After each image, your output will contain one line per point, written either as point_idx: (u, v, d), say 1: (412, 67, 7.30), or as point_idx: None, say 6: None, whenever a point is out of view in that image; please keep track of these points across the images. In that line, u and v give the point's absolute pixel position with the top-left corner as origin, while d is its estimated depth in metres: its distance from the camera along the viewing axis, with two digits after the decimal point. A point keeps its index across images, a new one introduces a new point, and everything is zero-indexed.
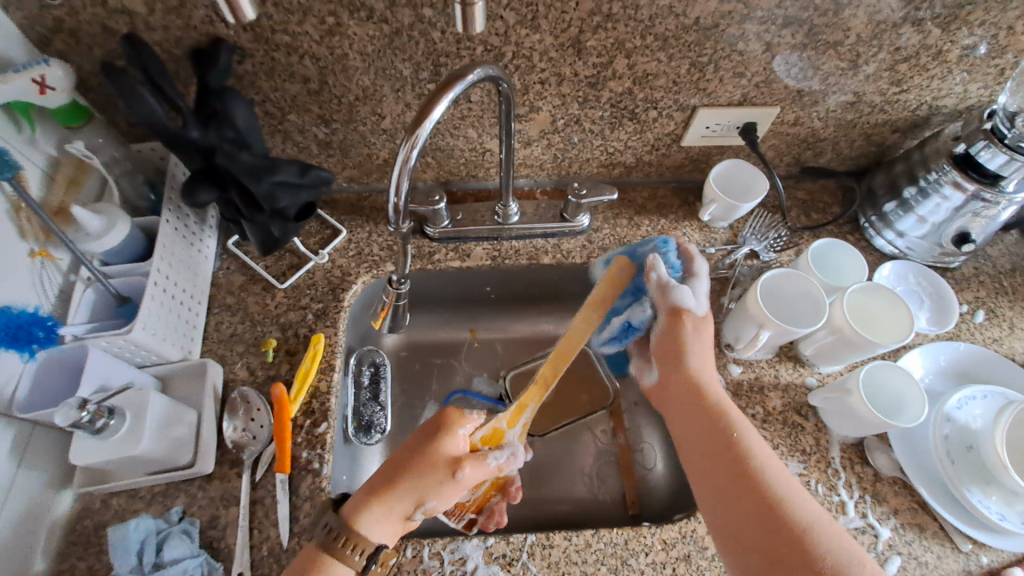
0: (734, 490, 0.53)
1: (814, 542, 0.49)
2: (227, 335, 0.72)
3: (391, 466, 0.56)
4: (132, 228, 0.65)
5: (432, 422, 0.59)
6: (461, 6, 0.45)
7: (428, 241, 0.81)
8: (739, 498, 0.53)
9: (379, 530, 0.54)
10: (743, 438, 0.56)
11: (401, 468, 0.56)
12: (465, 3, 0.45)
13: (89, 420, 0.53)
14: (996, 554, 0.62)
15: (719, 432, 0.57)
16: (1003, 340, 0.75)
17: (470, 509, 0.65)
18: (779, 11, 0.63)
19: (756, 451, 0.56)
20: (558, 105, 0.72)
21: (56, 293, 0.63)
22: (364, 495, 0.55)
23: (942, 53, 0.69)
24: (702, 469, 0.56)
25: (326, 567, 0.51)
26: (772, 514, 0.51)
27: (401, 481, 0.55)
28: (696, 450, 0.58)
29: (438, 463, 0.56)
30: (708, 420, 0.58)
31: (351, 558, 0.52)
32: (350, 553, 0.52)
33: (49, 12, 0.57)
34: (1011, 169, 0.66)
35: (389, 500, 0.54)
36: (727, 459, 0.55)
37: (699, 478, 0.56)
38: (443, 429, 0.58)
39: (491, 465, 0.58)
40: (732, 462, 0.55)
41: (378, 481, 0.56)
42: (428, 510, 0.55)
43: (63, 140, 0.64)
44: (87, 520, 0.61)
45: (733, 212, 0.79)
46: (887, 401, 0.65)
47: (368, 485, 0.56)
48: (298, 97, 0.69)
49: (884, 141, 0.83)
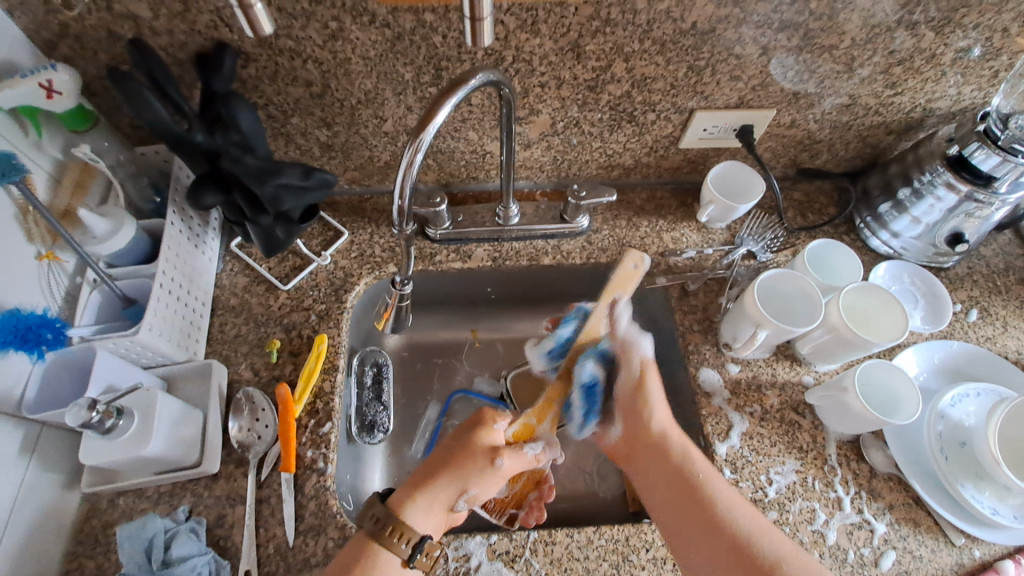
0: (706, 537, 0.55)
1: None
2: (231, 336, 0.73)
3: (434, 462, 0.61)
4: (137, 231, 0.66)
5: (468, 423, 0.64)
6: (473, 20, 0.46)
7: (429, 243, 0.81)
8: (717, 545, 0.55)
9: (425, 519, 0.56)
10: (707, 481, 0.59)
11: (443, 464, 0.60)
12: (477, 16, 0.45)
13: (99, 420, 0.54)
14: (989, 548, 0.63)
15: (681, 476, 0.60)
16: (996, 339, 0.77)
17: (511, 504, 0.69)
18: (775, 16, 0.64)
19: (721, 493, 0.58)
20: (558, 108, 0.73)
21: (62, 295, 0.64)
22: (408, 487, 0.58)
23: (935, 57, 0.70)
24: (673, 519, 0.58)
25: (375, 555, 0.53)
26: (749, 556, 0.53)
27: (443, 474, 0.59)
28: (668, 501, 0.59)
29: (475, 455, 0.60)
30: (675, 471, 0.60)
31: (395, 544, 0.53)
32: (396, 541, 0.53)
33: (54, 17, 0.58)
34: (1004, 171, 0.67)
35: (433, 491, 0.58)
36: (692, 502, 0.58)
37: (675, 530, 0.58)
38: (482, 422, 0.64)
39: (528, 455, 0.64)
40: (700, 507, 0.57)
41: (422, 474, 0.60)
42: (472, 499, 0.59)
43: (68, 144, 0.65)
44: (95, 520, 0.62)
45: (730, 213, 0.80)
46: (882, 399, 0.66)
47: (411, 478, 0.60)
48: (301, 101, 0.70)
49: (878, 143, 0.84)
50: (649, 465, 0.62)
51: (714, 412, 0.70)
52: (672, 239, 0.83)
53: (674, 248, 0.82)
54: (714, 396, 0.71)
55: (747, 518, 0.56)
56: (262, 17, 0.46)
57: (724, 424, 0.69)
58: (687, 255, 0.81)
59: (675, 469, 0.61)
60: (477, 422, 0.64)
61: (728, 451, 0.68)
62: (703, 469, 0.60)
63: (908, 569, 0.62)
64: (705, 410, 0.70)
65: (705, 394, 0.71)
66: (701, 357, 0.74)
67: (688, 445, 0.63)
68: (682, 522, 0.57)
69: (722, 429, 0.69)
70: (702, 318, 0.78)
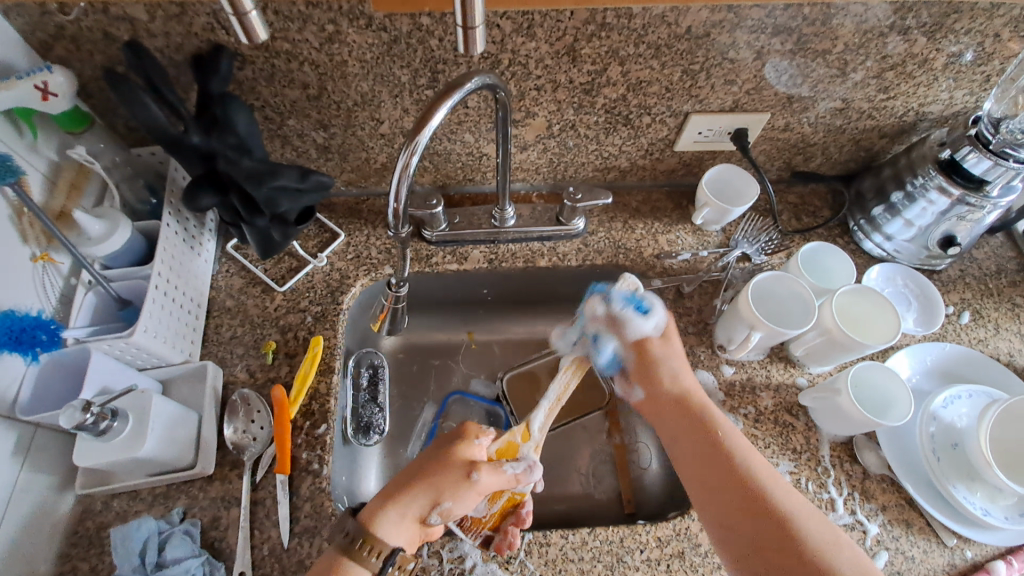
0: (729, 494, 0.56)
1: (808, 537, 0.53)
2: (227, 337, 0.73)
3: (407, 475, 0.59)
4: (133, 232, 0.66)
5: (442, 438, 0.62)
6: (465, 28, 0.46)
7: (425, 245, 0.82)
8: (739, 501, 0.56)
9: (397, 531, 0.55)
10: (728, 436, 0.60)
11: (415, 477, 0.58)
12: (469, 26, 0.46)
13: (93, 422, 0.54)
14: (981, 548, 0.64)
15: (705, 432, 0.61)
16: (988, 341, 0.77)
17: (488, 525, 0.63)
18: (769, 20, 0.64)
19: (743, 450, 0.59)
20: (554, 111, 0.74)
21: (57, 297, 0.63)
22: (382, 498, 0.57)
23: (928, 61, 0.71)
24: (700, 469, 0.59)
25: (345, 570, 0.53)
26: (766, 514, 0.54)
27: (417, 484, 0.57)
28: (694, 460, 0.60)
29: (451, 466, 0.58)
30: (699, 426, 0.62)
31: (363, 558, 0.53)
32: (366, 554, 0.53)
33: (50, 19, 0.58)
34: (995, 174, 0.68)
35: (403, 502, 0.56)
36: (716, 456, 0.59)
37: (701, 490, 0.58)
38: (461, 436, 0.61)
39: (507, 473, 0.60)
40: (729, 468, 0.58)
41: (396, 486, 0.58)
42: (441, 512, 0.56)
43: (64, 145, 0.65)
44: (89, 522, 0.62)
45: (725, 216, 0.80)
46: (874, 401, 0.67)
47: (386, 488, 0.58)
48: (297, 103, 0.70)
49: (872, 147, 0.85)
50: (666, 409, 0.66)
51: None
52: (668, 241, 0.83)
53: (670, 250, 0.82)
54: (708, 398, 0.72)
55: (767, 475, 0.58)
56: (256, 24, 0.46)
57: None
58: (682, 257, 0.82)
59: (693, 420, 0.63)
60: (453, 436, 0.61)
61: None
62: (725, 426, 0.61)
63: (901, 570, 0.63)
64: None
65: None
66: (695, 359, 0.75)
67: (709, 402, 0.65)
68: (709, 482, 0.58)
69: None
70: (697, 320, 0.78)
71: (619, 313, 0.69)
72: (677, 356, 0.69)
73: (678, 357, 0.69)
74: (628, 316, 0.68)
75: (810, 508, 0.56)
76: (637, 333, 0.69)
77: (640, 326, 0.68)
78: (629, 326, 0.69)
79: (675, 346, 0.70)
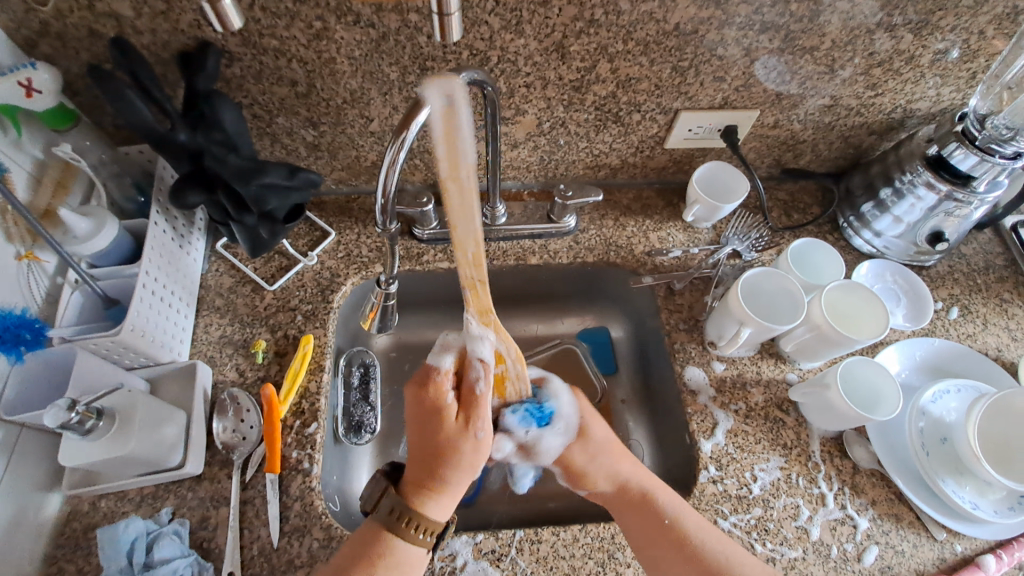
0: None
1: None
2: (216, 337, 0.72)
3: (414, 463, 0.57)
4: (120, 231, 0.65)
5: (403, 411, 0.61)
6: (440, 14, 0.46)
7: (416, 243, 0.82)
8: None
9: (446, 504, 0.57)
10: (681, 522, 0.59)
11: (428, 460, 0.57)
12: (444, 11, 0.46)
13: (78, 421, 0.53)
14: (970, 542, 0.64)
15: (659, 525, 0.59)
16: (976, 336, 0.78)
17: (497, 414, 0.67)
18: (757, 17, 0.65)
19: (697, 529, 0.59)
20: (544, 108, 0.74)
21: (43, 296, 0.63)
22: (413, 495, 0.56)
23: (914, 58, 0.72)
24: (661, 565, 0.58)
25: (394, 545, 0.53)
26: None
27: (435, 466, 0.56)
28: (638, 535, 0.60)
29: (445, 423, 0.57)
30: (652, 518, 0.59)
31: (419, 536, 0.53)
32: (414, 531, 0.53)
33: (35, 15, 0.58)
34: (982, 170, 0.69)
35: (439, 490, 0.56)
36: (672, 548, 0.58)
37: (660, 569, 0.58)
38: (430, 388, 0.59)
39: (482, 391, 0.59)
40: (678, 542, 0.58)
41: (415, 476, 0.56)
42: (473, 467, 0.58)
43: (49, 143, 0.64)
44: (76, 523, 0.61)
45: (715, 213, 0.80)
46: (863, 395, 0.67)
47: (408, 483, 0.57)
48: (286, 101, 0.70)
49: (861, 144, 0.85)
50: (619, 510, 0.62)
51: (699, 409, 0.71)
52: (658, 239, 0.84)
53: (661, 247, 0.83)
54: (699, 394, 0.72)
55: (720, 548, 0.58)
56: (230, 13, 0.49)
57: (709, 421, 0.70)
58: (673, 254, 0.82)
59: (643, 511, 0.60)
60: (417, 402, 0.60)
61: (713, 449, 0.68)
62: (675, 511, 0.60)
63: (891, 563, 0.63)
64: (691, 408, 0.71)
65: (690, 392, 0.72)
66: (686, 356, 0.75)
67: (653, 480, 0.63)
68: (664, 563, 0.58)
69: (708, 426, 0.69)
70: (688, 316, 0.78)
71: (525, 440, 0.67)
72: (604, 443, 0.66)
73: (604, 444, 0.66)
74: (534, 437, 0.66)
75: (754, 563, 0.57)
76: (551, 454, 0.67)
77: (547, 446, 0.66)
78: (557, 430, 0.66)
79: (597, 428, 0.67)
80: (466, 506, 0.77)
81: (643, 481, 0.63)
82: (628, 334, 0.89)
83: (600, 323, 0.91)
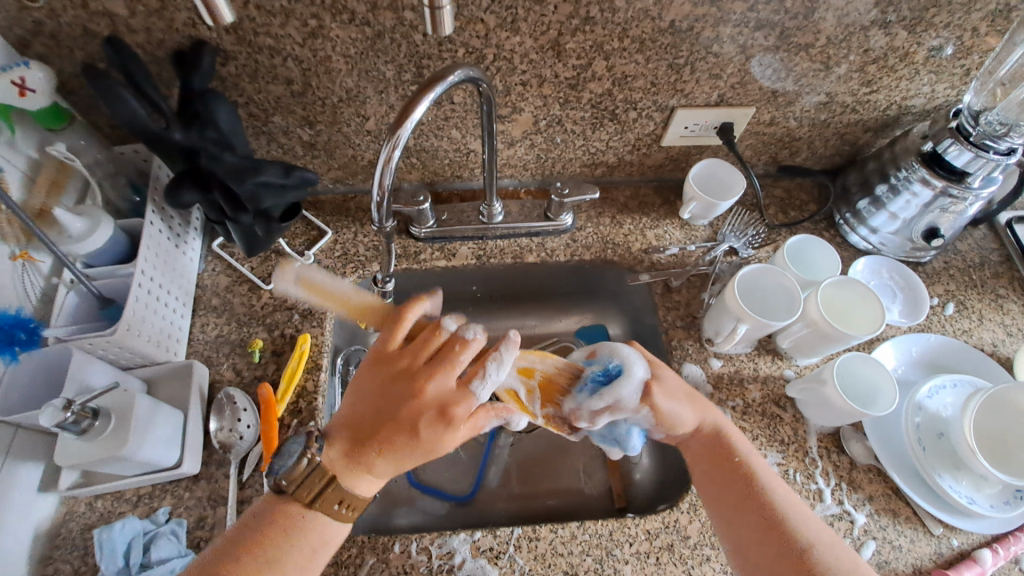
0: (749, 518, 0.55)
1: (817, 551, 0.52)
2: (213, 336, 0.72)
3: (374, 415, 0.52)
4: (115, 230, 0.65)
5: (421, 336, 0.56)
6: (431, 9, 0.46)
7: (413, 242, 0.81)
8: (761, 525, 0.54)
9: (375, 485, 0.54)
10: (750, 464, 0.58)
11: (395, 417, 0.52)
12: (435, 5, 0.46)
13: (73, 421, 0.53)
14: (966, 536, 0.64)
15: (730, 464, 0.58)
16: (972, 331, 0.78)
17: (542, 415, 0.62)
18: (752, 15, 0.65)
19: (765, 475, 0.58)
20: (540, 106, 0.74)
21: (39, 296, 0.63)
22: (347, 460, 0.52)
23: (909, 55, 0.72)
24: (721, 503, 0.57)
25: (315, 524, 0.51)
26: (782, 537, 0.53)
27: (399, 433, 0.51)
28: (706, 475, 0.59)
29: (447, 436, 0.52)
30: (724, 459, 0.59)
31: (339, 513, 0.52)
32: (338, 510, 0.52)
33: (28, 14, 0.57)
34: (976, 166, 0.69)
35: (378, 465, 0.52)
36: (734, 487, 0.57)
37: (726, 517, 0.57)
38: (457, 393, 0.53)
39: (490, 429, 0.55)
40: (744, 486, 0.57)
41: (370, 431, 0.52)
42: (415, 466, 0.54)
43: (44, 143, 0.65)
44: (73, 524, 0.61)
45: (712, 211, 0.80)
46: (861, 391, 0.67)
47: (347, 446, 0.52)
48: (282, 99, 0.70)
49: (856, 141, 0.85)
50: (693, 453, 0.61)
51: None
52: (655, 236, 0.84)
53: (658, 245, 0.83)
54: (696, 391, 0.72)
55: (786, 498, 0.56)
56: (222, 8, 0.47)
57: None
58: (670, 251, 0.82)
59: (716, 451, 0.60)
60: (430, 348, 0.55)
61: None
62: (747, 455, 0.59)
63: (888, 559, 0.63)
64: None
65: None
66: (683, 353, 0.75)
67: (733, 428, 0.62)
68: (728, 507, 0.57)
69: None
70: (685, 313, 0.78)
71: (604, 400, 0.58)
72: (680, 389, 0.60)
73: (685, 388, 0.61)
74: (613, 393, 0.57)
75: (822, 525, 0.55)
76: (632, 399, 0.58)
77: (628, 390, 0.57)
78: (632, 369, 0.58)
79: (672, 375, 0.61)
80: (465, 504, 0.77)
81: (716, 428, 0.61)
82: (625, 332, 0.89)
83: (597, 321, 0.91)
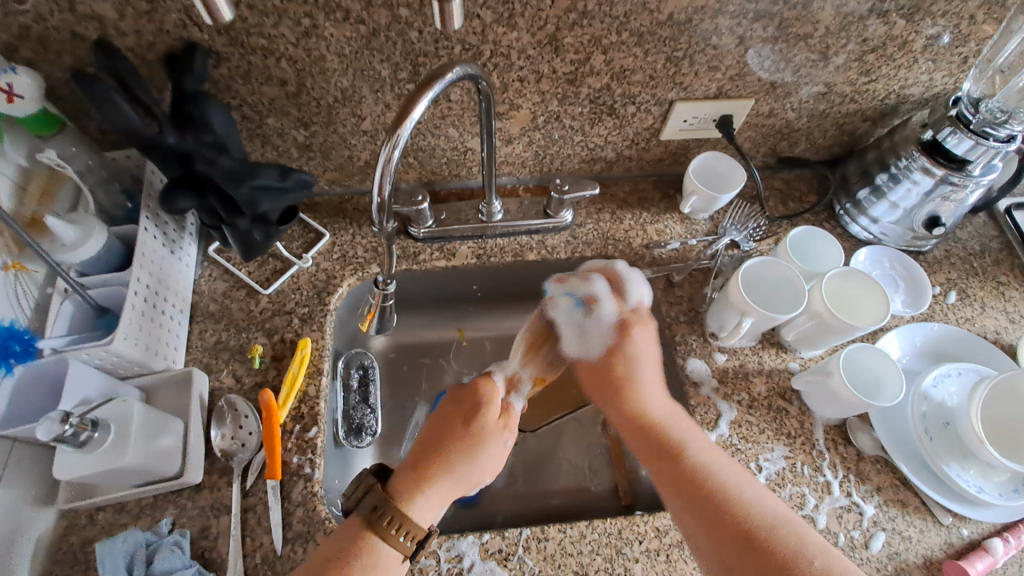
0: (696, 501, 0.55)
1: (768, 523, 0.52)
2: (211, 343, 0.71)
3: (427, 433, 0.60)
4: (109, 238, 0.64)
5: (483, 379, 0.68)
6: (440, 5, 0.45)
7: (412, 242, 0.81)
8: (709, 512, 0.54)
9: (430, 510, 0.55)
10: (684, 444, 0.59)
11: (442, 427, 0.60)
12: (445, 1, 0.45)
13: (72, 434, 0.52)
14: (975, 526, 0.64)
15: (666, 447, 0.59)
16: (975, 319, 0.78)
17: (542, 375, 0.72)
18: (750, 6, 0.64)
19: (704, 455, 0.58)
20: (538, 102, 0.73)
21: (32, 307, 0.62)
22: (409, 480, 0.55)
23: (907, 44, 0.71)
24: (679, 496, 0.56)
25: (371, 549, 0.51)
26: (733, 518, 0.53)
27: (455, 435, 0.59)
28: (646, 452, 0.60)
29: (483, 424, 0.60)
30: (664, 444, 0.60)
31: (396, 540, 0.51)
32: (396, 536, 0.51)
33: (14, 19, 0.56)
34: (976, 154, 0.69)
35: (446, 477, 0.56)
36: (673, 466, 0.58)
37: (694, 526, 0.54)
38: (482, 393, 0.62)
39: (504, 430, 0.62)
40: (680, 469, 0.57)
41: (429, 441, 0.59)
42: (473, 480, 0.58)
43: (34, 149, 0.63)
44: (74, 537, 0.60)
45: (712, 204, 0.80)
46: (867, 382, 0.67)
47: (409, 465, 0.57)
48: (276, 101, 0.69)
49: (855, 131, 0.85)
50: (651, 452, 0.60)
51: (703, 401, 0.70)
52: (656, 231, 0.83)
53: (658, 240, 0.82)
54: (702, 386, 0.71)
55: (730, 475, 0.57)
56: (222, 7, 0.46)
57: (713, 412, 0.70)
58: (671, 246, 0.82)
59: (655, 440, 0.60)
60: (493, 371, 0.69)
61: (718, 440, 0.68)
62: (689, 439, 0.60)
63: (898, 550, 0.63)
64: (694, 400, 0.70)
65: (693, 384, 0.71)
66: (688, 348, 0.74)
67: (669, 416, 0.62)
68: (674, 493, 0.56)
69: (711, 418, 0.69)
70: (688, 308, 0.78)
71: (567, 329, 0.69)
72: (646, 351, 0.67)
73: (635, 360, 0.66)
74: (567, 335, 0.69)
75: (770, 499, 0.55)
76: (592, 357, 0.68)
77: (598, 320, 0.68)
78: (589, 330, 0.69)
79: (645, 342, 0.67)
80: (470, 505, 0.76)
81: (660, 413, 0.63)
82: None
83: None
